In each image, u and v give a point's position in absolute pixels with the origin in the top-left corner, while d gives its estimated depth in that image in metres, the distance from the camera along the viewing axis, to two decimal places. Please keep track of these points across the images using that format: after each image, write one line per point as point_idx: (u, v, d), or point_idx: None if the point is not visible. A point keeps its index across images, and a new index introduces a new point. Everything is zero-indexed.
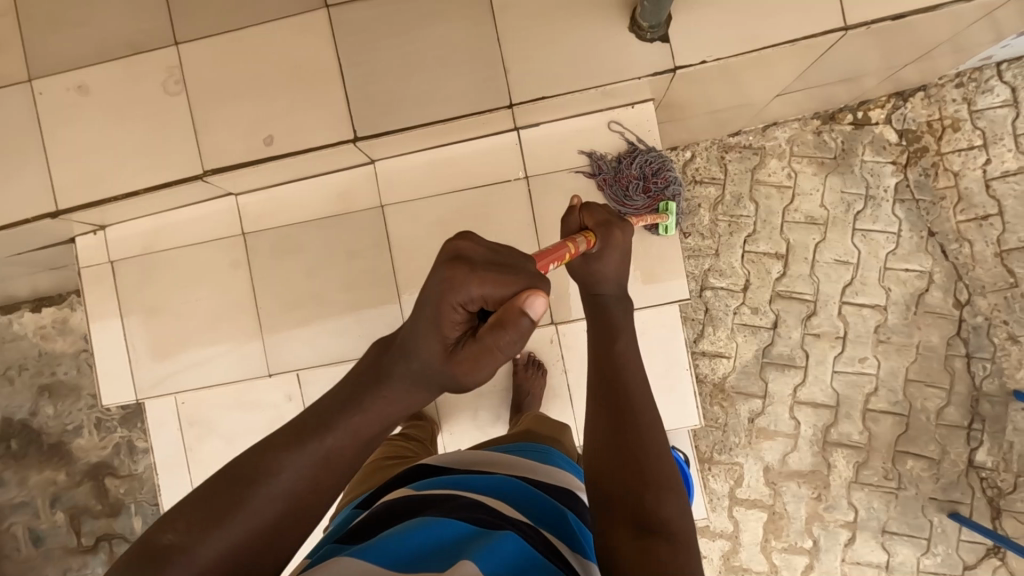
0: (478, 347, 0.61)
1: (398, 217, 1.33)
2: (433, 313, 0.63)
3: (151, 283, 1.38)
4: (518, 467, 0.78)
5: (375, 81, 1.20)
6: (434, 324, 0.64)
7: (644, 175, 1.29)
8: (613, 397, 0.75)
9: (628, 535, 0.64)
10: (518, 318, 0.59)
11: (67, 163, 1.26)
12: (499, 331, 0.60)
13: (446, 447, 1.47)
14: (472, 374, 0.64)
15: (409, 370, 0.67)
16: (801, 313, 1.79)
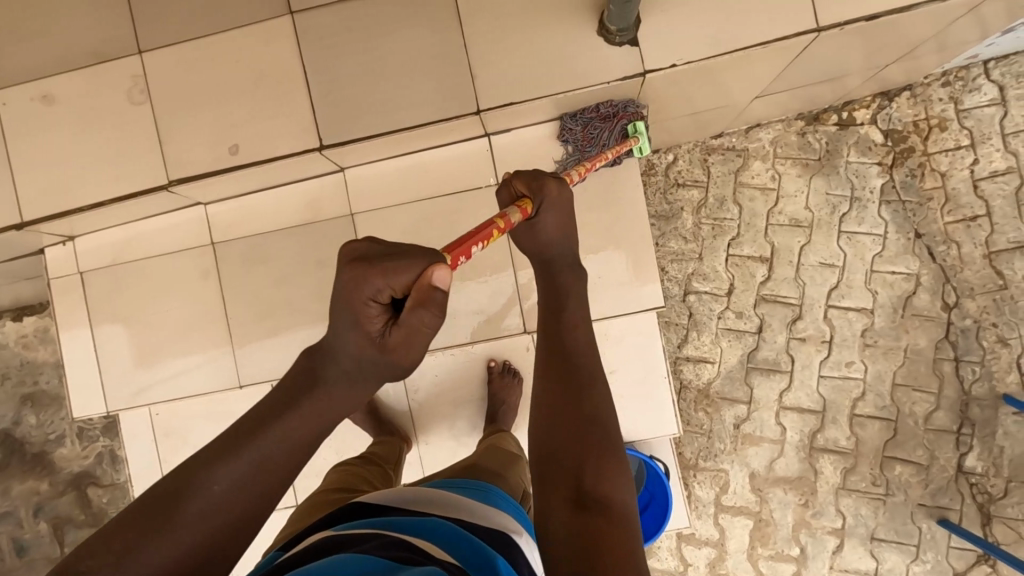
0: (405, 329, 0.70)
1: (368, 225, 1.32)
2: (354, 307, 0.71)
3: (122, 294, 1.37)
4: (445, 506, 0.77)
5: (340, 88, 1.18)
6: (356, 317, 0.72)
7: (588, 127, 1.25)
8: (560, 375, 0.78)
9: (569, 505, 0.66)
10: (432, 294, 0.67)
11: (32, 174, 1.24)
12: (420, 310, 0.68)
13: (422, 457, 1.46)
14: (407, 349, 0.73)
15: (351, 358, 0.75)
16: (786, 316, 1.77)
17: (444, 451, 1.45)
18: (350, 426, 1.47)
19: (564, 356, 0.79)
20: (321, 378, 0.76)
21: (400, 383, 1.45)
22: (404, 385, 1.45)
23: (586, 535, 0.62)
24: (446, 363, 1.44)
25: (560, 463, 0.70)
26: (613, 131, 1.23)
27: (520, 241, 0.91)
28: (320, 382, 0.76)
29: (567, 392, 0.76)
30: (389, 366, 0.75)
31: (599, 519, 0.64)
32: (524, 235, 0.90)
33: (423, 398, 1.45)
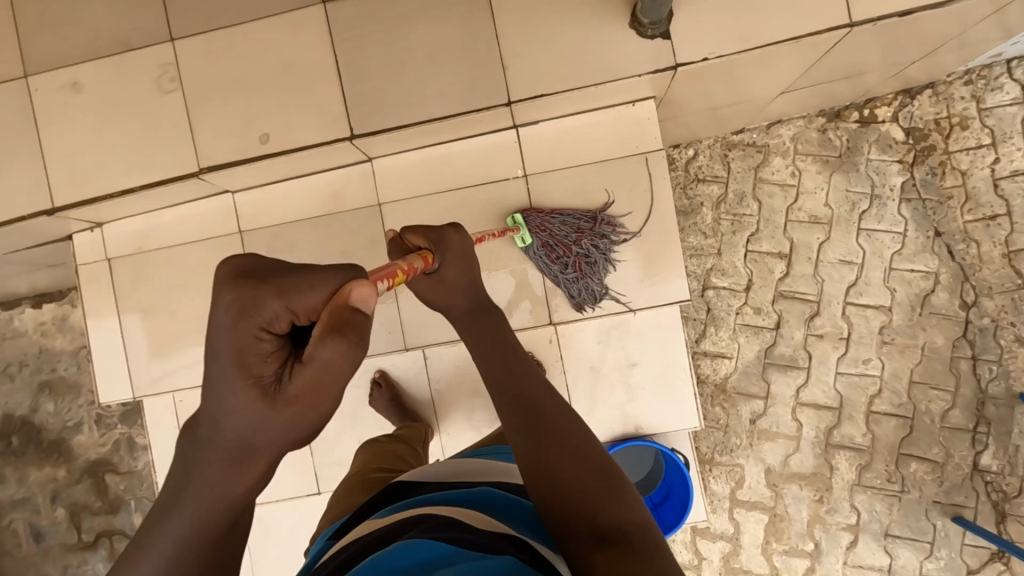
0: (314, 367, 0.63)
1: (394, 215, 1.32)
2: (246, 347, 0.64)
3: (147, 282, 1.37)
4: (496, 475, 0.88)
5: (372, 78, 1.18)
6: (244, 360, 0.65)
7: (586, 255, 1.29)
8: (532, 427, 0.79)
9: (588, 541, 0.64)
10: (353, 318, 0.64)
11: (60, 160, 1.24)
12: (337, 338, 0.63)
13: (443, 447, 1.46)
14: (313, 394, 0.65)
15: (237, 430, 0.67)
16: (803, 313, 1.77)
17: (465, 441, 1.46)
18: (372, 415, 1.48)
19: (528, 411, 0.81)
20: (197, 468, 0.69)
21: (422, 373, 1.45)
22: (427, 375, 1.46)
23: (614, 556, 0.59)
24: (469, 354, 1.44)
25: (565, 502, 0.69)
26: (555, 247, 1.28)
27: (433, 297, 0.99)
28: (205, 473, 0.69)
29: (544, 438, 0.77)
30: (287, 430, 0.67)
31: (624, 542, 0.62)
32: (437, 297, 0.99)
33: (445, 389, 1.46)
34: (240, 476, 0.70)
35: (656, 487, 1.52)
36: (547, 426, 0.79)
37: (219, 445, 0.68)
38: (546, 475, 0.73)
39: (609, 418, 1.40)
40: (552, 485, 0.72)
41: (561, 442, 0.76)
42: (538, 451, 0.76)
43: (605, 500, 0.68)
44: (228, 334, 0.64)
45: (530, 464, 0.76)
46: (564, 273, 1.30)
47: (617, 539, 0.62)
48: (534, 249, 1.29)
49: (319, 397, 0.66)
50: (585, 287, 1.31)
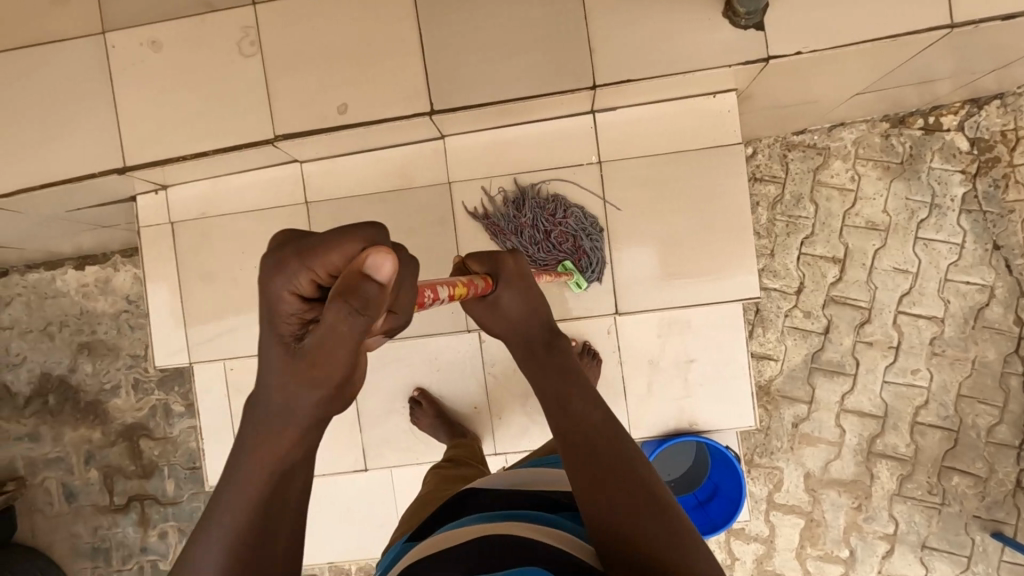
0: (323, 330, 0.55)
1: (464, 194, 1.30)
2: (274, 303, 0.58)
3: (208, 248, 1.36)
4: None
5: (455, 52, 1.17)
6: (273, 314, 0.59)
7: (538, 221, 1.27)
8: (579, 454, 0.73)
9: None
10: (361, 283, 0.54)
11: (134, 119, 1.23)
12: (341, 302, 0.53)
13: (494, 431, 1.46)
14: (331, 356, 0.57)
15: (274, 398, 0.61)
16: (854, 319, 1.76)
17: (517, 427, 1.45)
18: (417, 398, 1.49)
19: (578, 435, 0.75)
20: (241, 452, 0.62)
21: (477, 356, 1.45)
22: (482, 359, 1.45)
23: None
24: None
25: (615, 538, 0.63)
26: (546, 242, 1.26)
27: (489, 324, 0.97)
28: (250, 446, 0.62)
29: (592, 467, 0.71)
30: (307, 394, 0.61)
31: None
32: (485, 314, 0.96)
33: (499, 373, 1.45)
34: (277, 441, 0.62)
35: (702, 484, 1.52)
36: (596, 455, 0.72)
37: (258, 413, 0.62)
38: (604, 514, 0.66)
39: (665, 412, 1.39)
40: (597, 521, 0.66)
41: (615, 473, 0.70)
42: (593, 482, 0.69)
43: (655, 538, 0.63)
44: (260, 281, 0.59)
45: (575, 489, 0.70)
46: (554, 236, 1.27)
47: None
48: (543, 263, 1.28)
49: (332, 357, 0.57)
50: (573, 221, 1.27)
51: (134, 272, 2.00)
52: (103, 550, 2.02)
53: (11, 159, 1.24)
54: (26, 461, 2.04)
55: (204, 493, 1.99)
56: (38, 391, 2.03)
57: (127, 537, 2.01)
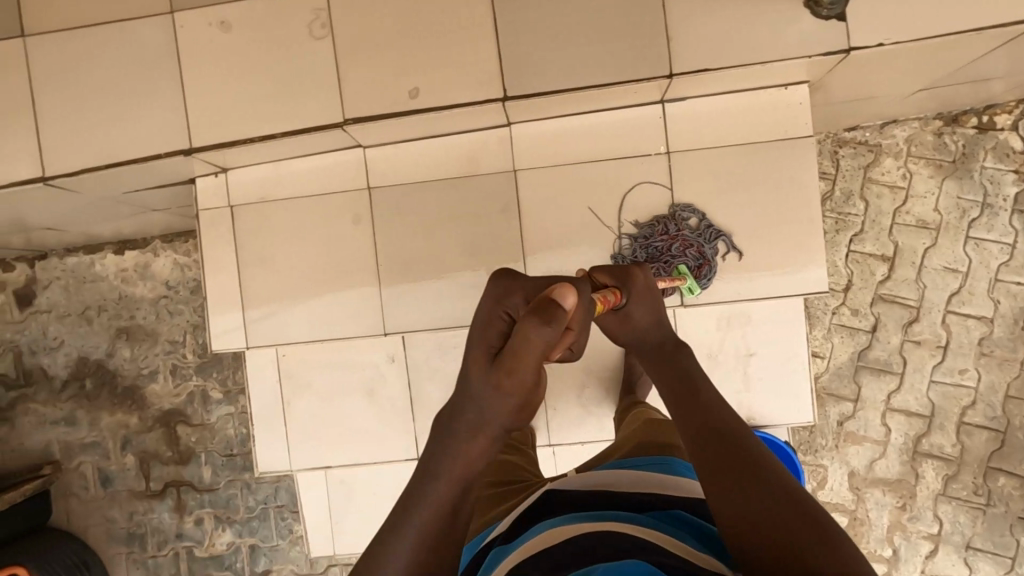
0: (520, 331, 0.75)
1: (529, 182, 1.29)
2: (491, 318, 0.84)
3: (268, 233, 1.35)
4: (658, 486, 0.94)
5: (530, 38, 1.16)
6: (487, 326, 0.85)
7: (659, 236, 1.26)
8: (727, 482, 0.74)
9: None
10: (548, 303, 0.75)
11: (201, 100, 1.22)
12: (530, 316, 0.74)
13: (549, 421, 1.46)
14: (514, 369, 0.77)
15: (473, 395, 0.83)
16: (902, 318, 1.75)
17: (572, 418, 1.45)
18: None
19: (723, 460, 0.76)
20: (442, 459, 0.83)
21: None
22: None
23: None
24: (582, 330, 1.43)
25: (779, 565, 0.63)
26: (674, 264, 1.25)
27: (620, 337, 1.02)
28: (453, 452, 0.83)
29: (744, 495, 0.71)
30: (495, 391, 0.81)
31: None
32: (618, 325, 1.01)
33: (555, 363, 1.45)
34: (473, 444, 0.83)
35: None
36: (747, 481, 0.72)
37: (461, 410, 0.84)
38: (741, 508, 0.70)
39: None
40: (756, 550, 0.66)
41: (769, 499, 0.70)
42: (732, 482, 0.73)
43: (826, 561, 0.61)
44: (486, 302, 0.86)
45: (727, 519, 0.71)
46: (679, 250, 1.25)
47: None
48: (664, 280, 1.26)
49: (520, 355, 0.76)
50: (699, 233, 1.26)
51: (173, 257, 1.99)
52: (138, 535, 2.01)
53: (79, 139, 1.24)
54: (62, 445, 2.03)
55: (241, 480, 1.98)
56: (75, 375, 2.03)
57: (162, 522, 2.01)
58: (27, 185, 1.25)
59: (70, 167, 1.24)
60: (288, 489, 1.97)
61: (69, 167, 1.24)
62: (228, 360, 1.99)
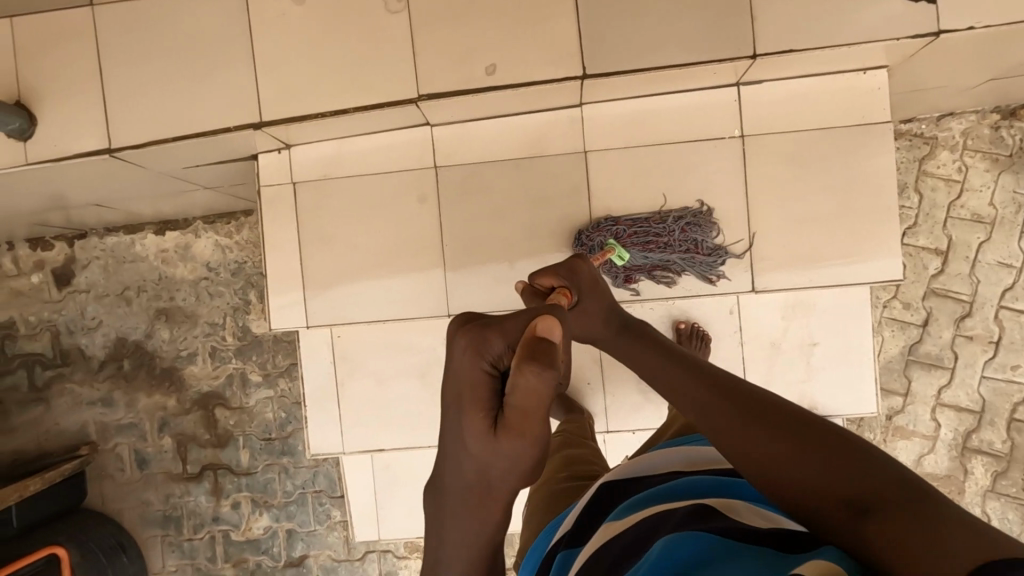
0: (525, 386, 0.61)
1: (600, 164, 1.28)
2: (464, 376, 0.66)
3: (331, 210, 1.34)
4: (721, 460, 0.76)
5: (612, 16, 1.15)
6: (465, 392, 0.66)
7: (679, 239, 1.26)
8: (732, 437, 0.66)
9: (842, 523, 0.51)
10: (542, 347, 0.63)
11: (275, 73, 1.21)
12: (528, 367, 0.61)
13: (607, 408, 1.44)
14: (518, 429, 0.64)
15: (463, 461, 0.69)
16: (954, 312, 1.73)
17: (631, 404, 1.43)
18: None
19: (720, 416, 0.68)
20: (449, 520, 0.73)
21: None
22: None
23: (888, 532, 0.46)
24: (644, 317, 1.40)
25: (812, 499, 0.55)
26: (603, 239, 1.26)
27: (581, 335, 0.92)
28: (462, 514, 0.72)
29: (750, 444, 0.63)
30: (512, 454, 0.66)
31: (891, 514, 0.47)
32: (580, 320, 0.91)
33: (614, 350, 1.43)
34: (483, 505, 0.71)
35: None
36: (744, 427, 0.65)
37: (455, 484, 0.71)
38: (774, 468, 0.60)
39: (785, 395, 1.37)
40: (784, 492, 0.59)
41: (770, 436, 0.62)
42: (753, 444, 0.63)
43: (846, 476, 0.53)
44: (459, 362, 0.67)
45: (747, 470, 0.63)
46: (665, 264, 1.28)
47: (876, 511, 0.48)
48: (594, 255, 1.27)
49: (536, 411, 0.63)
50: (706, 259, 1.27)
51: (214, 238, 1.97)
52: (173, 518, 2.00)
53: (148, 110, 1.23)
54: (98, 426, 2.02)
55: (279, 464, 1.97)
56: (113, 356, 2.01)
57: (198, 505, 1.99)
58: (94, 157, 1.24)
59: (138, 138, 1.23)
60: (326, 475, 1.95)
61: (137, 138, 1.23)
62: (269, 343, 1.97)
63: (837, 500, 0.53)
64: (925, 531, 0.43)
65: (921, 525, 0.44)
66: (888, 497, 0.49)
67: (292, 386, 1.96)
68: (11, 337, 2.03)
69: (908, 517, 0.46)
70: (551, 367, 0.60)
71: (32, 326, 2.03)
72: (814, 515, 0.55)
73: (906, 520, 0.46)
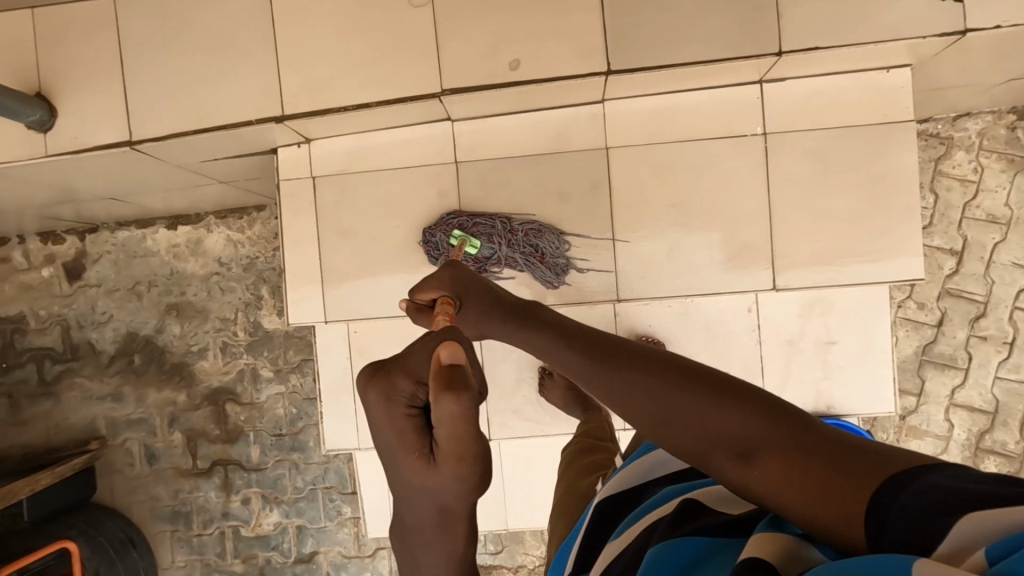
0: (445, 417, 0.54)
1: (622, 160, 1.28)
2: (393, 421, 0.58)
3: (350, 204, 1.33)
4: None
5: (636, 11, 1.14)
6: (401, 435, 0.58)
7: (522, 243, 1.28)
8: (601, 392, 0.62)
9: (731, 471, 0.52)
10: (453, 371, 0.55)
11: (297, 67, 1.21)
12: (446, 393, 0.54)
13: None
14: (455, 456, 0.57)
15: (414, 499, 0.62)
16: (968, 313, 1.73)
17: None
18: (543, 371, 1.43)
19: (593, 372, 0.63)
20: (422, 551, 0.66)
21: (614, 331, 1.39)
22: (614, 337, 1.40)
23: (781, 482, 0.47)
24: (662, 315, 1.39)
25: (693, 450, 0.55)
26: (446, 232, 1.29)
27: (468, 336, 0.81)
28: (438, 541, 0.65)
29: (622, 400, 0.60)
30: (457, 483, 0.58)
31: (774, 456, 0.48)
32: (469, 323, 0.78)
33: None
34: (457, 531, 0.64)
35: None
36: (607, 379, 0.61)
37: (417, 519, 0.63)
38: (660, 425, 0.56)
39: (804, 394, 1.37)
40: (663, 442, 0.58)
41: (636, 384, 0.59)
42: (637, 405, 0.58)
43: (719, 418, 0.53)
44: (380, 412, 0.59)
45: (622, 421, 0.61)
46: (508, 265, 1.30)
47: (760, 455, 0.49)
48: (442, 252, 1.30)
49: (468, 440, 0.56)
50: (549, 266, 1.29)
51: (226, 234, 1.96)
52: (183, 514, 1.99)
53: (169, 103, 1.23)
54: (107, 421, 2.01)
55: (290, 460, 1.96)
56: (123, 350, 2.01)
57: (208, 501, 1.98)
58: (114, 149, 1.24)
59: (158, 131, 1.23)
60: (337, 471, 1.95)
61: (157, 131, 1.23)
62: (280, 339, 1.97)
63: (722, 446, 0.52)
64: (823, 479, 0.45)
65: (814, 465, 0.46)
66: (762, 434, 0.50)
67: (303, 382, 1.96)
68: (20, 331, 2.03)
69: (797, 461, 0.47)
70: (463, 389, 0.53)
71: (42, 320, 2.02)
72: (701, 460, 0.54)
73: (793, 463, 0.47)
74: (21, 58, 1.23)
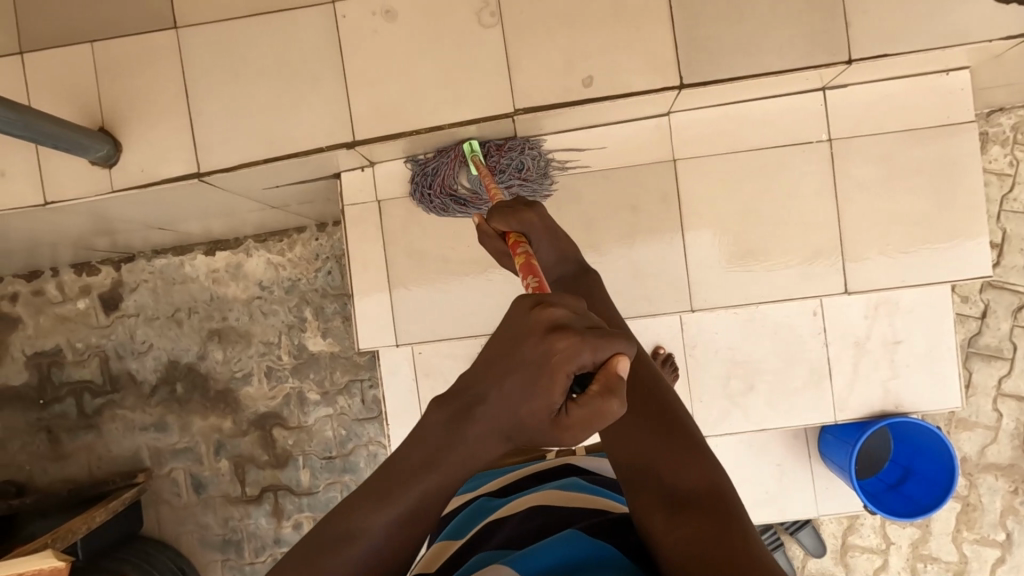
0: (586, 411, 0.53)
1: (689, 173, 1.30)
2: (537, 371, 0.54)
3: (418, 226, 1.33)
4: None
5: (708, 25, 1.15)
6: (537, 386, 0.54)
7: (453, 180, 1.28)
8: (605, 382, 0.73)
9: (662, 511, 0.62)
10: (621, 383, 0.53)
11: (368, 92, 1.21)
12: (610, 398, 0.52)
13: None
14: (569, 439, 0.54)
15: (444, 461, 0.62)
16: (1012, 303, 1.76)
17: None
18: None
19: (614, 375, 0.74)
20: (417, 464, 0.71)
21: (679, 336, 1.37)
22: (682, 340, 1.37)
23: (693, 532, 0.58)
24: (728, 325, 1.37)
25: (650, 477, 0.66)
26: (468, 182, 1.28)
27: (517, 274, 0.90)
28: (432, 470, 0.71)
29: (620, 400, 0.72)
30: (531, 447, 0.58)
31: (707, 518, 0.59)
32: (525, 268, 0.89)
33: (699, 353, 1.37)
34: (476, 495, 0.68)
35: (888, 468, 1.52)
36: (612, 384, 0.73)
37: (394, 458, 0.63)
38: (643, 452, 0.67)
39: (873, 393, 1.37)
40: (623, 456, 0.69)
41: (642, 408, 0.71)
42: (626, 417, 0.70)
43: (683, 468, 0.65)
44: (537, 358, 0.54)
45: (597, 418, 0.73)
46: (444, 210, 1.30)
47: (702, 515, 0.60)
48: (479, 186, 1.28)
49: (573, 442, 0.54)
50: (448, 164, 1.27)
51: (267, 257, 1.95)
52: (233, 542, 1.97)
53: (237, 132, 1.22)
54: (152, 451, 1.98)
55: (341, 482, 1.95)
56: (164, 379, 1.98)
57: (259, 528, 1.96)
58: (182, 181, 1.22)
59: (225, 161, 1.22)
60: None
61: (225, 162, 1.22)
62: (326, 360, 1.95)
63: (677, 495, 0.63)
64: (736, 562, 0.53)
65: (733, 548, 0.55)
66: (711, 505, 0.61)
67: (352, 404, 1.95)
68: (58, 364, 1.99)
69: (727, 543, 0.56)
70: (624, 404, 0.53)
71: (80, 352, 1.99)
72: (651, 499, 0.64)
73: (719, 535, 0.57)
74: (82, 93, 1.21)
